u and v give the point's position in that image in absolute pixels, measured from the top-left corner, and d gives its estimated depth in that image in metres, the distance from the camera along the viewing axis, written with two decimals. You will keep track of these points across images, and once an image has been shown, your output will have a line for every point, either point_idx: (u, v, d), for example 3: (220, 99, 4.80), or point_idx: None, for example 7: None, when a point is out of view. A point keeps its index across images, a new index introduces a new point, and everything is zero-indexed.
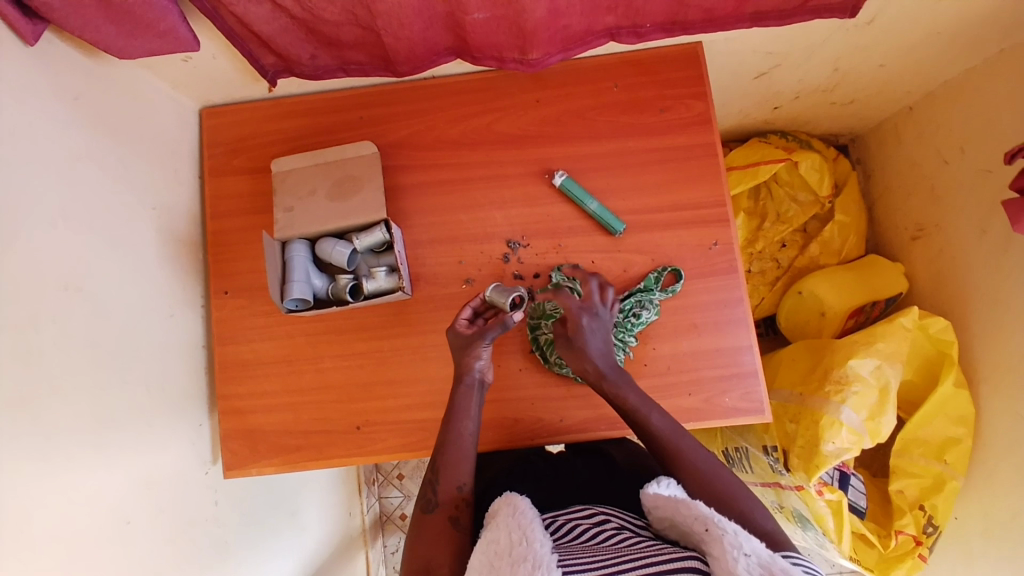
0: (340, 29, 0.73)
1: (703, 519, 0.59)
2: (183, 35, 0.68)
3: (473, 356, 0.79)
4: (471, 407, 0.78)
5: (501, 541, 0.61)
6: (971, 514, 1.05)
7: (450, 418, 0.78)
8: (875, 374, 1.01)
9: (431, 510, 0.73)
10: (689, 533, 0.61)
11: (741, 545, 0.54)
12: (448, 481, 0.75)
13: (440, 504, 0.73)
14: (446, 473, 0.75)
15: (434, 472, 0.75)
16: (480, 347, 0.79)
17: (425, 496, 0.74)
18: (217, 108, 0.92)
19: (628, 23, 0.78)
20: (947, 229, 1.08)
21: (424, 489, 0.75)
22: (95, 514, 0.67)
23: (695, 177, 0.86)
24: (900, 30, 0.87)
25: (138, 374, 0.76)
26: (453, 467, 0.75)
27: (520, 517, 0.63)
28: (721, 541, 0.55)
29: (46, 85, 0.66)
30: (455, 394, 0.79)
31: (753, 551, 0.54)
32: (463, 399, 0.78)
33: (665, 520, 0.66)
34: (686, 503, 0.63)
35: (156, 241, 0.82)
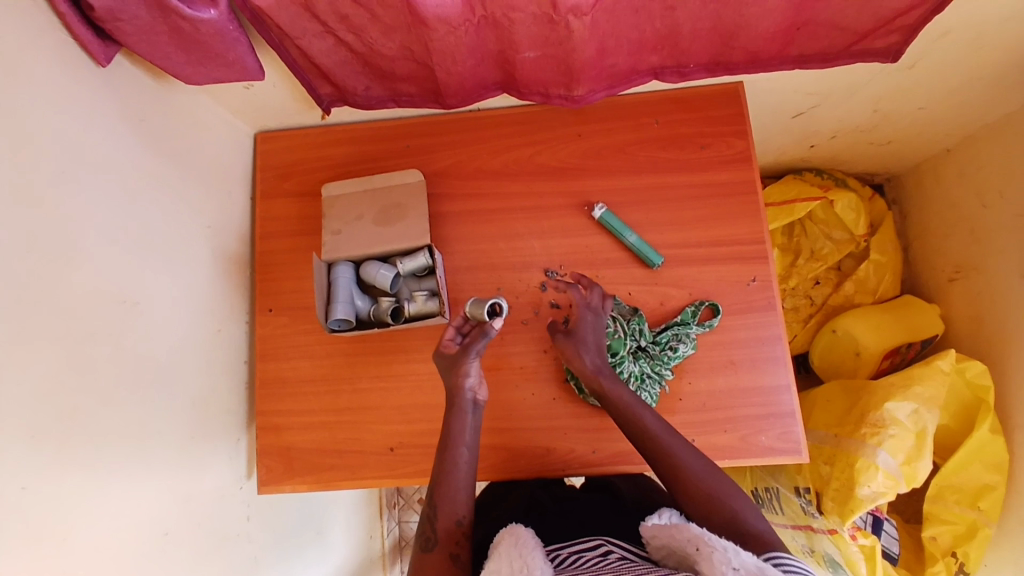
0: (395, 62, 0.76)
1: (696, 539, 0.59)
2: (249, 65, 0.71)
3: (461, 378, 0.77)
4: (462, 432, 0.77)
5: (502, 570, 0.61)
6: (1006, 563, 1.02)
7: (444, 447, 0.76)
8: (911, 418, 0.99)
9: (431, 548, 0.72)
10: (685, 557, 0.60)
11: (730, 560, 0.53)
12: (445, 515, 0.73)
13: (439, 541, 0.72)
14: (442, 506, 0.74)
15: (431, 506, 0.74)
16: (469, 367, 0.77)
17: (424, 534, 0.74)
18: (272, 133, 0.96)
19: (672, 62, 0.80)
20: (986, 271, 1.07)
21: (423, 526, 0.74)
22: (135, 524, 0.69)
23: (735, 213, 0.87)
24: (943, 73, 0.87)
25: (183, 385, 0.78)
26: (449, 497, 0.74)
27: (523, 546, 0.63)
28: (710, 559, 0.55)
29: (115, 107, 0.70)
30: (449, 419, 0.78)
31: (741, 565, 0.53)
32: (454, 426, 0.77)
33: (663, 551, 0.64)
34: (680, 528, 0.63)
35: (207, 258, 0.85)
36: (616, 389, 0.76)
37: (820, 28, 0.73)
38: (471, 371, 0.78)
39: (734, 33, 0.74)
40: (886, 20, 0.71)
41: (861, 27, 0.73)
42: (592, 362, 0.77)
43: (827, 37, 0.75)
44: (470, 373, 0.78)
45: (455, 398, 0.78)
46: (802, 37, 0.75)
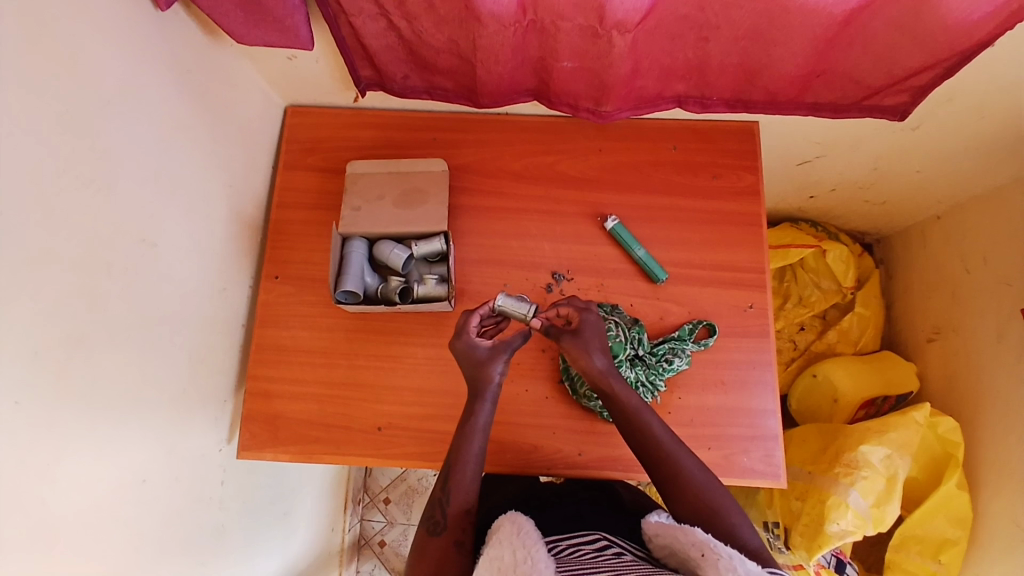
0: (439, 55, 0.80)
1: (701, 544, 0.61)
2: (302, 35, 0.74)
3: (491, 371, 0.78)
4: (481, 422, 0.77)
5: (506, 557, 0.62)
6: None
7: (460, 437, 0.77)
8: (884, 463, 1.03)
9: (438, 532, 0.73)
10: (686, 560, 0.63)
11: (736, 568, 0.56)
12: (456, 502, 0.74)
13: (447, 527, 0.73)
14: (454, 494, 0.75)
15: (442, 492, 0.75)
16: (496, 363, 0.78)
17: (432, 518, 0.75)
18: (303, 108, 0.99)
19: (697, 92, 0.85)
20: (964, 334, 1.12)
21: (431, 510, 0.75)
22: (119, 464, 0.68)
23: (738, 241, 0.91)
24: (942, 139, 0.94)
25: (184, 335, 0.78)
26: (461, 484, 0.75)
27: (525, 536, 0.64)
28: (716, 566, 0.58)
29: (166, 55, 0.72)
30: (470, 408, 0.78)
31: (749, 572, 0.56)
32: (473, 416, 0.78)
33: (664, 549, 0.67)
34: (684, 530, 0.65)
35: (225, 217, 0.86)
36: (625, 391, 0.77)
37: (838, 79, 0.79)
38: (499, 362, 0.78)
39: (760, 72, 0.79)
40: (899, 79, 0.77)
41: (875, 83, 0.78)
42: (598, 364, 0.77)
43: (843, 89, 0.81)
44: (497, 365, 0.78)
45: (478, 388, 0.78)
46: (820, 85, 0.81)
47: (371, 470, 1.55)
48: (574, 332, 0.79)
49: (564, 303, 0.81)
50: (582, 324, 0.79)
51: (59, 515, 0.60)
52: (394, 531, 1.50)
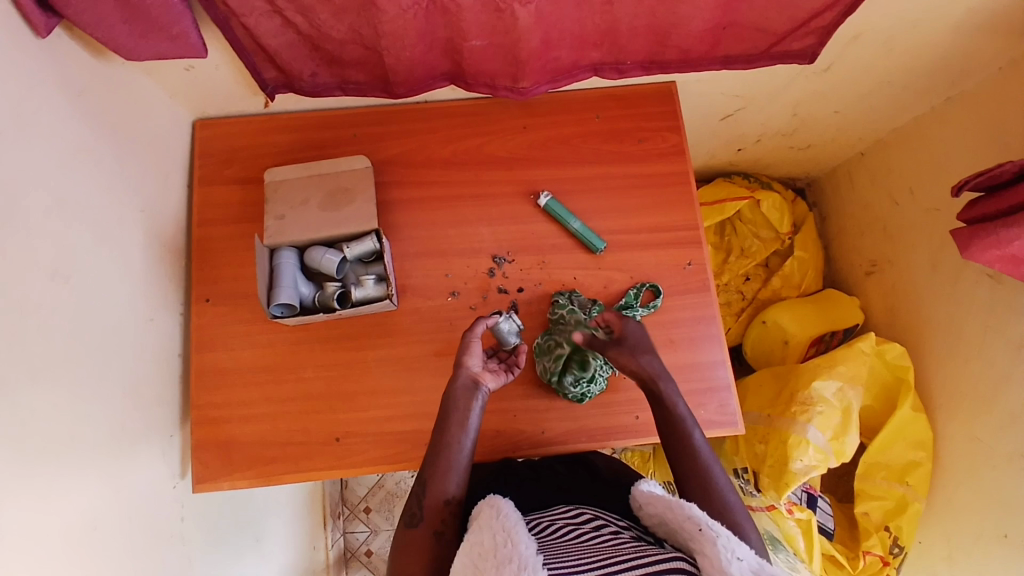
0: (344, 47, 0.77)
1: (697, 519, 0.61)
2: (194, 41, 0.70)
3: (463, 363, 0.79)
4: (463, 411, 0.77)
5: (486, 543, 0.61)
6: (936, 540, 1.09)
7: (441, 428, 0.76)
8: (837, 396, 1.07)
9: (415, 524, 0.73)
10: (678, 531, 0.63)
11: (733, 550, 0.56)
12: (434, 493, 0.74)
13: (424, 518, 0.73)
14: (432, 485, 0.74)
15: (422, 483, 0.75)
16: (470, 355, 0.79)
17: (409, 510, 0.74)
18: (212, 120, 0.95)
19: (611, 58, 0.84)
20: (900, 265, 1.17)
21: (409, 501, 0.75)
22: (65, 518, 0.64)
23: (672, 202, 0.92)
24: (855, 77, 0.96)
25: (118, 374, 0.74)
26: (441, 476, 0.75)
27: (505, 519, 0.63)
28: (714, 543, 0.57)
29: (54, 79, 0.67)
30: (452, 398, 0.78)
31: (745, 557, 0.56)
32: (454, 407, 0.77)
33: (655, 517, 0.68)
34: (678, 503, 0.65)
35: (143, 244, 0.81)
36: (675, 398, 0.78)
37: (745, 28, 0.79)
38: (475, 354, 0.79)
39: (668, 31, 0.79)
40: (803, 21, 0.78)
41: (780, 28, 0.79)
42: (652, 367, 0.78)
43: (752, 38, 0.82)
44: (471, 358, 0.79)
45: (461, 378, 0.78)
46: (728, 38, 0.81)
47: (346, 481, 1.52)
48: (618, 340, 0.80)
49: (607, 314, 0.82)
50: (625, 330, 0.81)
51: None
52: (378, 540, 1.48)
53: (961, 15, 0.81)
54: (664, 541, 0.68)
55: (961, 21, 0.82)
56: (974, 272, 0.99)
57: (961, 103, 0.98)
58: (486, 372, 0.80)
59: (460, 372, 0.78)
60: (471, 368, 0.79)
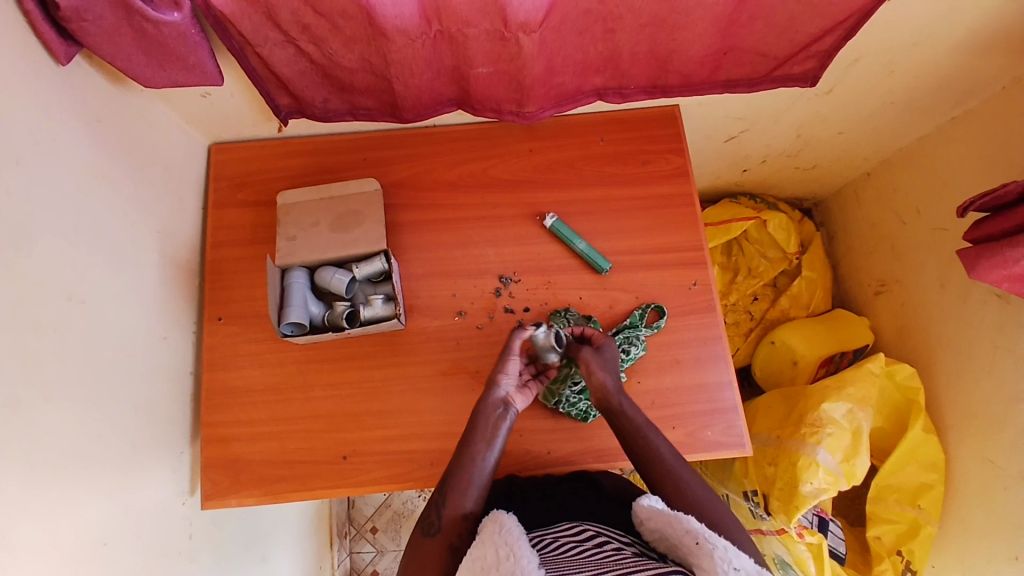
0: (354, 74, 0.79)
1: (695, 532, 0.62)
2: (209, 70, 0.73)
3: (498, 379, 0.81)
4: (491, 425, 0.79)
5: (489, 556, 0.61)
6: (948, 563, 1.07)
7: (467, 441, 0.78)
8: (847, 418, 1.06)
9: (432, 533, 0.73)
10: (677, 546, 0.63)
11: (731, 560, 0.57)
12: (453, 504, 0.75)
13: (442, 528, 0.73)
14: (451, 498, 0.75)
15: (441, 494, 0.76)
16: (506, 373, 0.82)
17: (427, 519, 0.75)
18: (227, 144, 0.98)
19: (615, 83, 0.86)
20: (908, 284, 1.17)
21: (429, 511, 0.76)
22: (77, 532, 0.65)
23: (676, 223, 0.93)
24: (857, 99, 0.98)
25: (130, 392, 0.75)
26: (461, 490, 0.75)
27: (508, 533, 0.63)
28: (711, 556, 0.58)
29: (73, 106, 0.70)
30: (481, 412, 0.80)
31: (743, 567, 0.56)
32: (484, 422, 0.79)
33: (654, 533, 0.68)
34: (676, 517, 0.65)
35: (157, 264, 0.83)
36: (633, 409, 0.79)
37: (745, 53, 0.81)
38: (510, 372, 0.82)
39: (670, 57, 0.81)
40: (802, 46, 0.80)
41: (780, 53, 0.81)
42: (607, 382, 0.80)
43: (752, 62, 0.83)
44: (507, 374, 0.82)
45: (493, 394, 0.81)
46: (729, 63, 0.83)
47: (353, 501, 1.52)
48: (594, 349, 0.84)
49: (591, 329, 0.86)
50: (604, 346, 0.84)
51: None
52: (385, 560, 1.47)
53: (961, 37, 0.82)
54: (667, 556, 0.67)
55: (962, 42, 0.83)
56: (982, 291, 0.99)
57: (965, 123, 0.99)
58: (517, 393, 0.82)
59: (494, 388, 0.81)
60: (501, 384, 0.81)
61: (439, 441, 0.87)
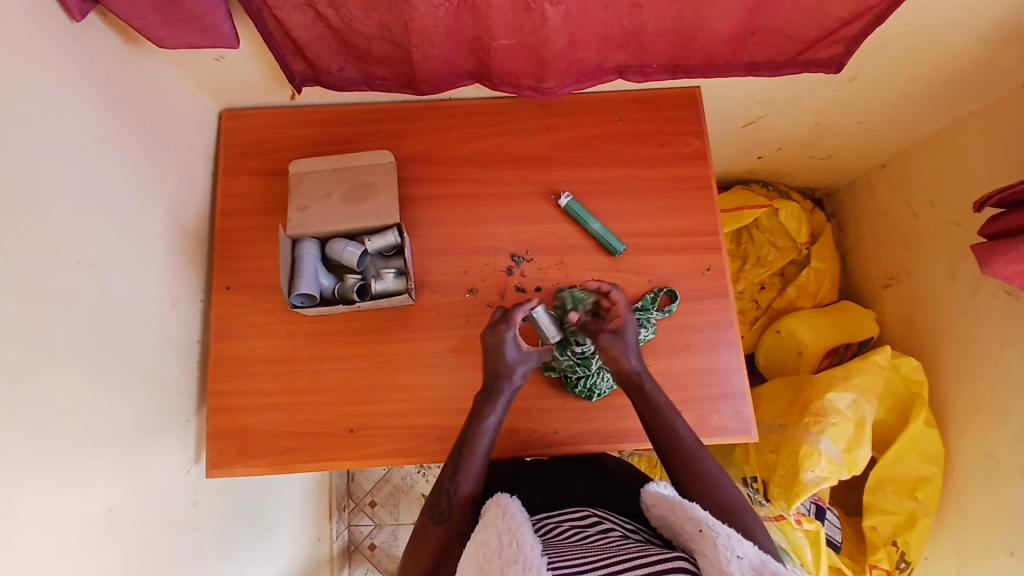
0: (372, 43, 0.78)
1: (698, 520, 0.62)
2: (225, 32, 0.72)
3: (507, 364, 0.79)
4: (496, 414, 0.78)
5: (491, 544, 0.61)
6: (944, 555, 1.09)
7: (470, 430, 0.78)
8: (851, 408, 1.07)
9: (443, 521, 0.74)
10: (682, 535, 0.64)
11: (734, 548, 0.56)
12: (464, 489, 0.75)
13: (452, 516, 0.74)
14: (461, 483, 0.75)
15: (450, 481, 0.76)
16: (520, 362, 0.80)
17: (437, 506, 0.75)
18: (238, 111, 0.96)
19: (636, 61, 0.84)
20: (918, 277, 1.16)
21: (437, 498, 0.76)
22: (85, 495, 0.65)
23: (692, 206, 0.92)
24: (879, 87, 0.96)
25: (138, 360, 0.74)
26: (468, 475, 0.76)
27: (510, 519, 0.63)
28: (714, 544, 0.58)
29: (84, 63, 0.68)
30: (484, 401, 0.79)
31: (745, 555, 0.56)
32: (488, 408, 0.78)
33: (660, 520, 0.68)
34: (681, 505, 0.65)
35: (166, 231, 0.82)
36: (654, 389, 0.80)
37: (771, 35, 0.79)
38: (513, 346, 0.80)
39: (695, 36, 0.79)
40: (831, 30, 0.78)
41: (807, 36, 0.79)
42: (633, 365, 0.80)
43: (778, 44, 0.81)
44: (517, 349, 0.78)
45: (497, 383, 0.79)
46: (755, 44, 0.81)
47: (353, 474, 1.52)
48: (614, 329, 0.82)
49: (618, 297, 0.83)
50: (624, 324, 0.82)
51: (29, 556, 0.56)
52: (383, 534, 1.48)
53: (987, 29, 0.81)
54: (671, 543, 0.67)
55: (989, 32, 0.81)
56: (992, 286, 0.98)
57: (985, 116, 0.98)
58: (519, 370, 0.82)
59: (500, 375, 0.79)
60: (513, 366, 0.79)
61: (446, 417, 0.87)
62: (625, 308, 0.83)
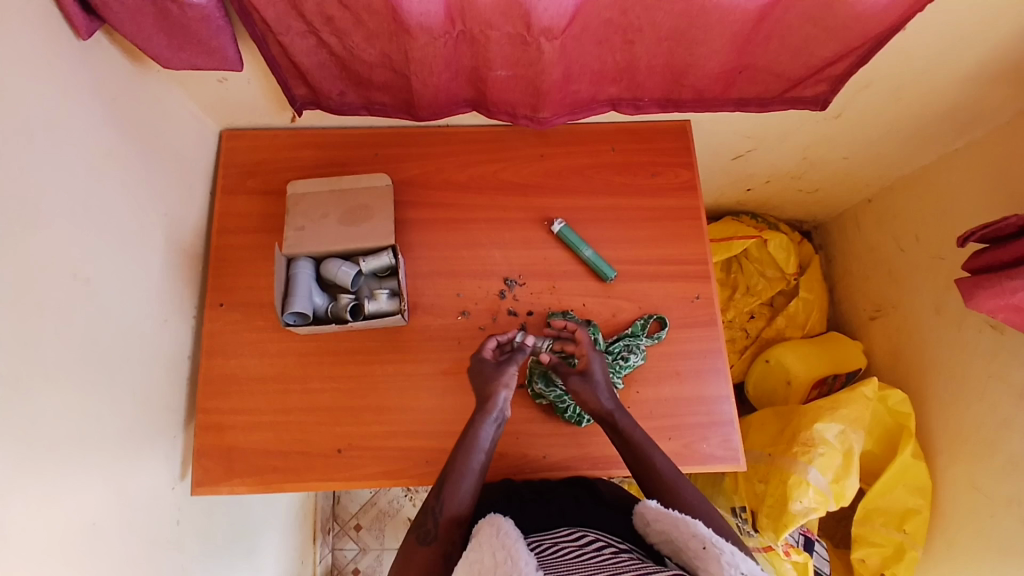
0: (373, 70, 0.80)
1: (702, 536, 0.61)
2: (230, 56, 0.74)
3: (497, 385, 0.80)
4: (485, 437, 0.79)
5: (484, 562, 0.60)
6: None
7: (460, 452, 0.78)
8: (839, 438, 1.07)
9: (428, 541, 0.73)
10: (682, 550, 0.63)
11: (737, 565, 0.56)
12: (451, 510, 0.75)
13: (438, 537, 0.73)
14: (447, 503, 0.75)
15: (435, 501, 0.75)
16: (506, 381, 0.81)
17: (423, 526, 0.74)
18: (238, 132, 0.98)
19: (629, 94, 0.87)
20: (904, 308, 1.18)
21: (422, 518, 0.75)
22: (70, 511, 0.64)
23: (682, 235, 0.94)
24: (865, 124, 0.99)
25: (129, 375, 0.74)
26: (455, 495, 0.75)
27: (505, 536, 0.63)
28: (718, 560, 0.58)
29: (88, 80, 0.69)
30: (473, 421, 0.79)
31: (749, 572, 0.56)
32: (477, 429, 0.79)
33: (661, 535, 0.68)
34: (683, 521, 0.65)
35: (163, 246, 0.83)
36: (630, 424, 0.81)
37: (759, 73, 0.82)
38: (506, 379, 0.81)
39: (686, 72, 0.82)
40: (816, 69, 0.81)
41: (794, 75, 0.82)
42: (605, 401, 0.81)
43: (765, 82, 0.84)
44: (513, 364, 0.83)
45: (487, 404, 0.80)
46: (743, 81, 0.84)
47: (339, 497, 1.51)
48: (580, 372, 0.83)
49: (582, 335, 0.85)
50: (589, 364, 0.84)
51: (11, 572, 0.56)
52: (367, 559, 1.46)
53: (966, 71, 0.84)
54: (669, 559, 0.67)
55: (966, 73, 0.85)
56: (976, 319, 1.00)
57: (968, 153, 1.01)
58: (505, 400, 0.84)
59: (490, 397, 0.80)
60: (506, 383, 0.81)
61: (435, 439, 0.86)
62: (588, 346, 0.85)
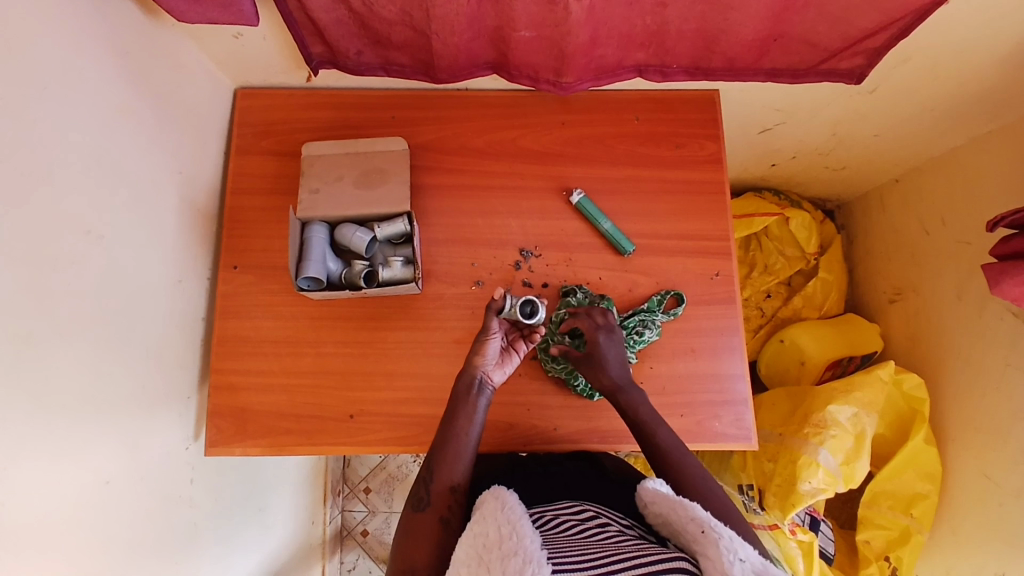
0: (392, 28, 0.77)
1: (700, 520, 0.61)
2: (246, 10, 0.71)
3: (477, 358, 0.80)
4: (472, 407, 0.78)
5: (490, 534, 0.60)
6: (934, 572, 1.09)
7: (449, 423, 0.77)
8: (852, 421, 1.06)
9: (422, 508, 0.72)
10: (681, 533, 0.63)
11: (736, 551, 0.55)
12: (443, 479, 0.74)
13: (431, 503, 0.73)
14: (439, 471, 0.75)
15: (428, 471, 0.75)
16: (485, 353, 0.80)
17: (417, 495, 0.74)
18: (253, 90, 0.96)
19: (657, 61, 0.84)
20: (925, 293, 1.15)
21: (417, 488, 0.74)
22: (83, 467, 0.64)
23: (704, 210, 0.91)
24: (898, 101, 0.95)
25: (141, 335, 0.74)
26: (448, 465, 0.75)
27: (509, 512, 0.63)
28: (716, 545, 0.57)
29: (100, 32, 0.67)
30: (459, 392, 0.79)
31: (747, 558, 0.55)
32: (464, 400, 0.78)
33: (660, 516, 0.68)
34: (682, 504, 0.65)
35: (176, 205, 0.82)
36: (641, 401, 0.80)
37: (795, 41, 0.78)
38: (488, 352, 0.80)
39: (718, 38, 0.78)
40: (854, 40, 0.77)
41: (831, 45, 0.78)
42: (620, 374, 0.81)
43: (800, 51, 0.80)
44: (527, 344, 0.83)
45: (470, 376, 0.79)
46: (777, 50, 0.80)
47: (349, 460, 1.53)
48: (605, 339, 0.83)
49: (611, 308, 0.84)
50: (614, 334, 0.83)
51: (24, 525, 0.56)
52: (376, 520, 1.49)
53: (1009, 50, 0.80)
54: (667, 540, 0.67)
55: (1013, 52, 0.80)
56: (999, 307, 0.98)
57: (1002, 136, 0.97)
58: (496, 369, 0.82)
59: (471, 369, 0.79)
60: (514, 358, 0.83)
61: None
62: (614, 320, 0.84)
